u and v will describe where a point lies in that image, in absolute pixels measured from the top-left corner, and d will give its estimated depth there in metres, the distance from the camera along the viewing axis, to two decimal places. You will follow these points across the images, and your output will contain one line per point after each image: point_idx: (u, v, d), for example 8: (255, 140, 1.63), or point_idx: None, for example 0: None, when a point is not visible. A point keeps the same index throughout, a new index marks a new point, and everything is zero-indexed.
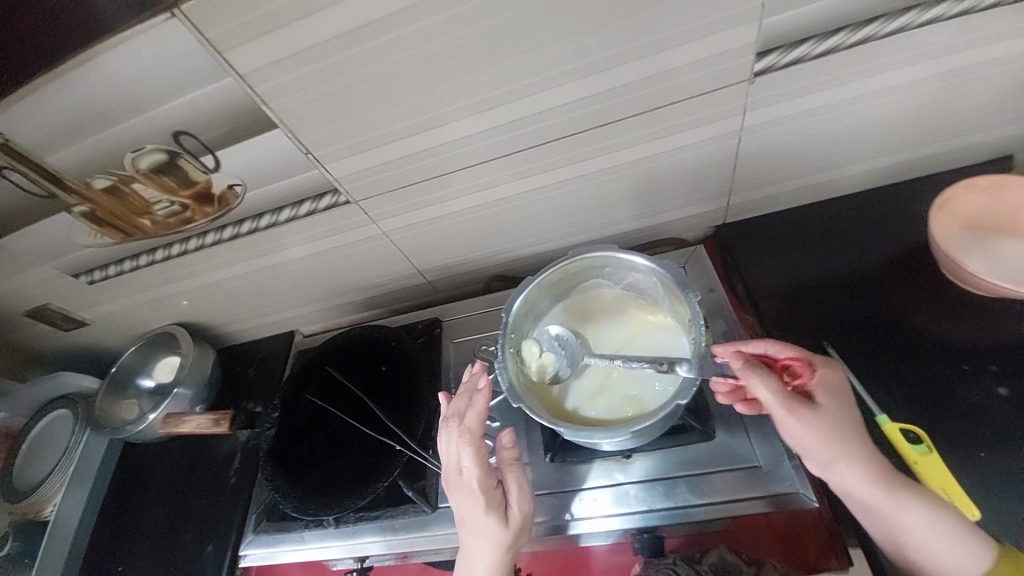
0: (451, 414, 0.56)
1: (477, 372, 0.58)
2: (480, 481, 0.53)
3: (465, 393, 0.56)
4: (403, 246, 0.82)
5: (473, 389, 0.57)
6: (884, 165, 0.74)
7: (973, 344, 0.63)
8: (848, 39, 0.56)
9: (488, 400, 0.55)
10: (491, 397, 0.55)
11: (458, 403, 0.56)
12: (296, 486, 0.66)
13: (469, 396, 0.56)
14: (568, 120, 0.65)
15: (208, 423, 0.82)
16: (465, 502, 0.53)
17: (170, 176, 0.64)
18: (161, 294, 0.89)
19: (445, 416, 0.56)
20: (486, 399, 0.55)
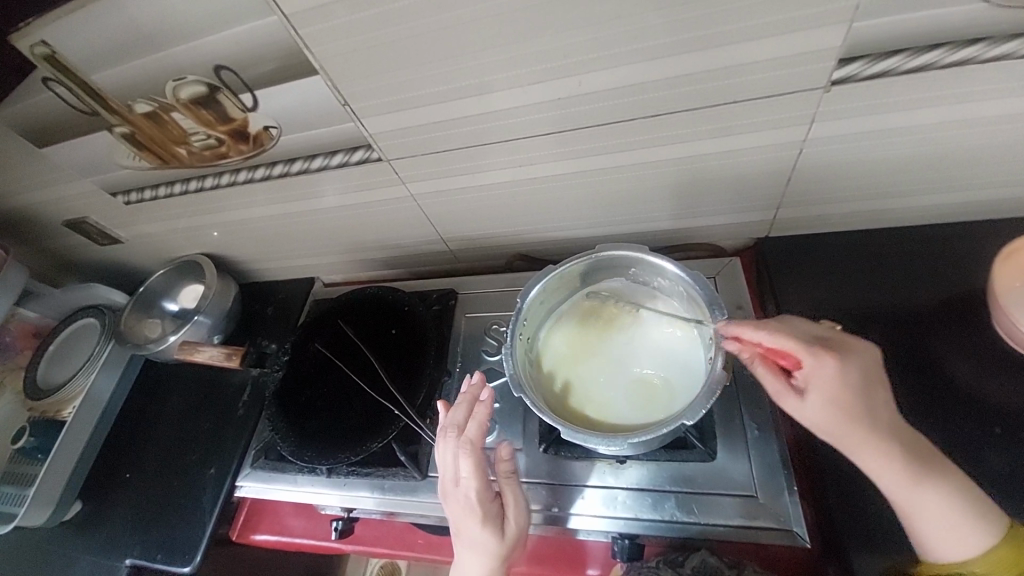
0: (450, 424, 0.56)
1: (478, 384, 0.58)
2: (477, 493, 0.53)
3: (465, 404, 0.56)
4: (430, 211, 0.81)
5: (474, 400, 0.57)
6: (955, 201, 0.68)
7: (1010, 409, 0.59)
8: (948, 56, 0.50)
9: (488, 412, 0.55)
10: (492, 408, 0.55)
11: (458, 412, 0.56)
12: (295, 432, 0.68)
13: (470, 406, 0.56)
14: (617, 106, 0.61)
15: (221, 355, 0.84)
16: (461, 513, 0.53)
17: (208, 110, 0.64)
18: (192, 223, 0.90)
19: (443, 425, 0.56)
20: (488, 411, 0.55)
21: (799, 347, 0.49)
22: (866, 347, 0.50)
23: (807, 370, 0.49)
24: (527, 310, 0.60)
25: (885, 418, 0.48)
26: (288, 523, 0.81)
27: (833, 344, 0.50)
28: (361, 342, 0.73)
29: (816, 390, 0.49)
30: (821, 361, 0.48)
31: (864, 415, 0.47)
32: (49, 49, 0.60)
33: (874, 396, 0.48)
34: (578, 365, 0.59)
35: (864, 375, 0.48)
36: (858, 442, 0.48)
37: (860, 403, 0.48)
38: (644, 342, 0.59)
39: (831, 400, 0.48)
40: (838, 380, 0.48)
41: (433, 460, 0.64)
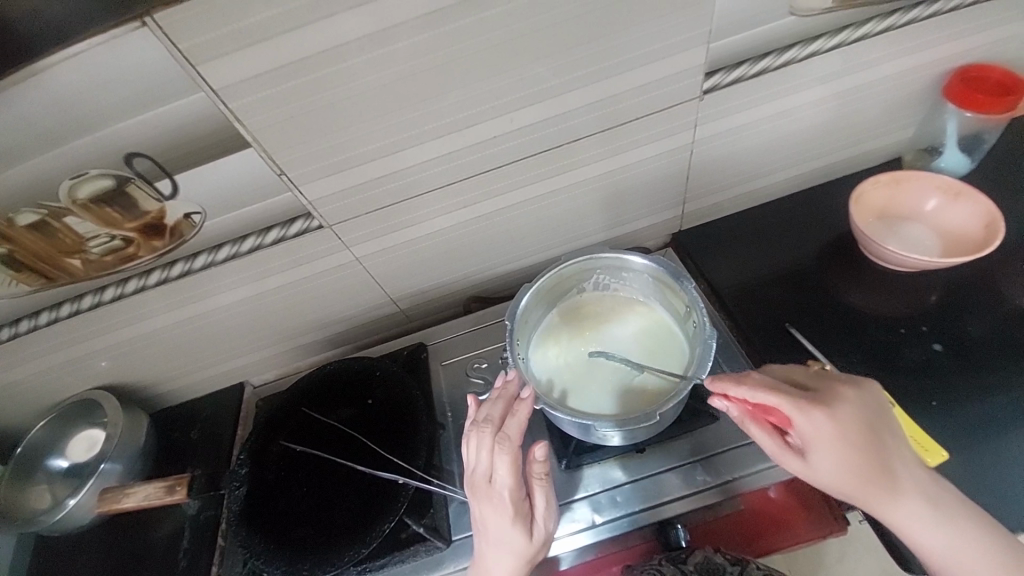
0: (485, 419, 0.53)
1: (514, 380, 0.55)
2: (511, 493, 0.51)
3: (503, 401, 0.54)
4: (377, 272, 0.79)
5: (512, 397, 0.54)
6: (805, 171, 0.86)
7: (900, 314, 0.74)
8: (775, 62, 0.67)
9: (529, 411, 0.53)
10: (533, 406, 0.53)
11: (496, 408, 0.54)
12: (280, 544, 0.58)
13: (509, 403, 0.54)
14: (542, 136, 0.69)
15: (159, 492, 0.71)
16: (491, 512, 0.52)
17: (114, 207, 0.57)
18: (83, 352, 0.76)
19: (476, 421, 0.54)
20: (529, 409, 0.53)
21: (792, 412, 0.52)
22: (852, 394, 0.54)
23: (803, 431, 0.52)
24: (517, 328, 0.60)
25: (885, 463, 0.52)
26: None
27: (824, 397, 0.53)
28: (337, 421, 0.66)
29: (817, 449, 0.52)
30: (818, 422, 0.51)
31: (866, 465, 0.52)
32: None
33: (867, 443, 0.52)
34: (574, 364, 0.61)
35: (853, 421, 0.52)
36: (867, 495, 0.52)
37: (859, 453, 0.52)
38: (627, 330, 0.63)
39: (834, 456, 0.51)
40: (829, 436, 0.51)
41: (454, 520, 0.59)
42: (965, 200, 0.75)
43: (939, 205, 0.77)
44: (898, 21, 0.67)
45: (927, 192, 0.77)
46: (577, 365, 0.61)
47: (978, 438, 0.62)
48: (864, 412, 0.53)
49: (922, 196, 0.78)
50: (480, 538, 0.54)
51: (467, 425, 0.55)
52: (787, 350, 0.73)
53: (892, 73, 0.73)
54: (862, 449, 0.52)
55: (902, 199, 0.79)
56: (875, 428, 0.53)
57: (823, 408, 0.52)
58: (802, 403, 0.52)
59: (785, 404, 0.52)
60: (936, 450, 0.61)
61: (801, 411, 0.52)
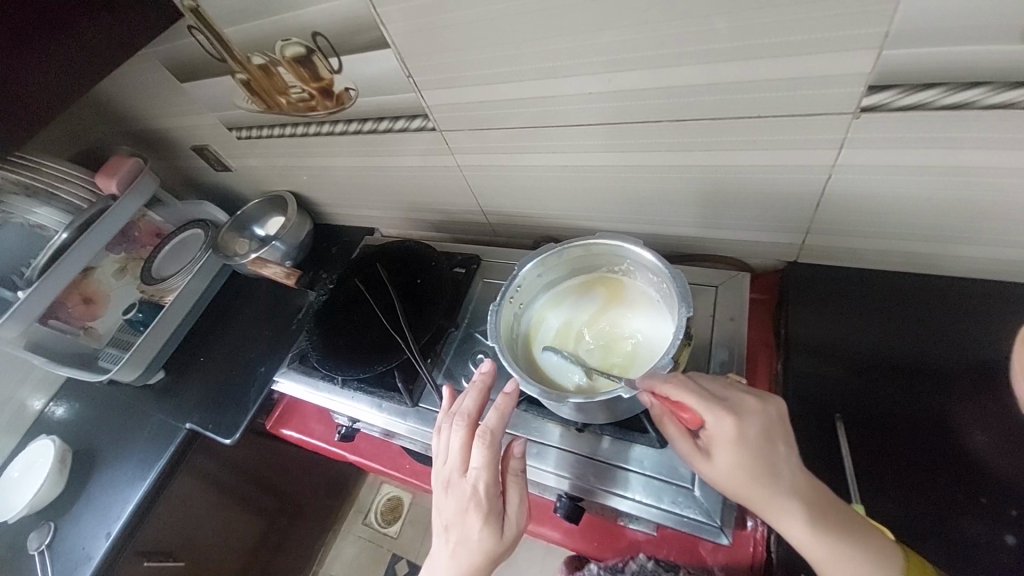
0: (460, 412, 0.58)
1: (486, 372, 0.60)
2: (484, 484, 0.54)
3: (476, 393, 0.59)
4: (473, 183, 0.89)
5: (485, 392, 0.59)
6: (1003, 257, 0.64)
7: (995, 479, 0.57)
8: (988, 97, 0.48)
9: (509, 403, 0.56)
10: (515, 400, 0.56)
11: (470, 401, 0.59)
12: (322, 347, 0.80)
13: (481, 396, 0.59)
14: (646, 107, 0.64)
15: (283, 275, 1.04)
16: (460, 505, 0.54)
17: (305, 68, 0.77)
18: (284, 164, 1.07)
19: (451, 414, 0.59)
20: (510, 402, 0.56)
21: (697, 404, 0.51)
22: (764, 405, 0.52)
23: (709, 429, 0.51)
24: (522, 278, 0.65)
25: (785, 476, 0.49)
26: (309, 425, 0.97)
27: (734, 402, 0.51)
28: (389, 284, 0.83)
29: (720, 448, 0.50)
30: (725, 421, 0.50)
31: (768, 477, 0.49)
32: (194, 3, 0.74)
33: (776, 459, 0.50)
34: (557, 335, 0.65)
35: (763, 426, 0.50)
36: (764, 503, 0.50)
37: (764, 468, 0.49)
38: (620, 325, 0.63)
39: (737, 462, 0.49)
40: (736, 439, 0.50)
41: (425, 394, 0.74)
42: None
43: None
44: None
45: None
46: (558, 337, 0.65)
47: None
48: (775, 424, 0.51)
49: None
50: (444, 542, 0.55)
51: (442, 417, 0.60)
52: (817, 432, 0.65)
53: None
54: (768, 459, 0.49)
55: None
56: (783, 442, 0.51)
57: (729, 408, 0.51)
58: (712, 403, 0.51)
59: (695, 401, 0.51)
60: None
61: (708, 406, 0.51)
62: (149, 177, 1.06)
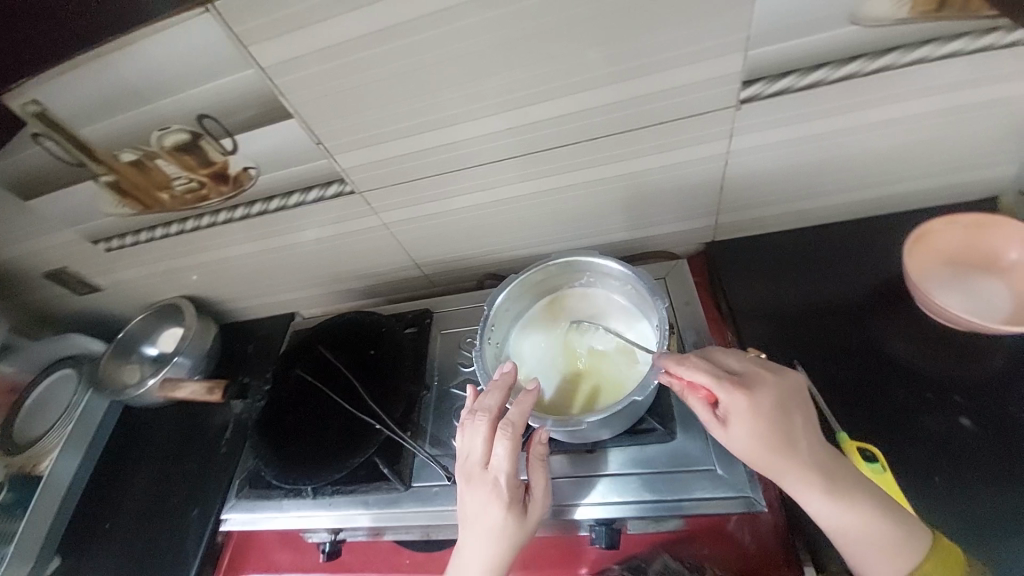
0: (482, 409, 0.56)
1: (508, 372, 0.58)
2: (508, 477, 0.54)
3: (498, 391, 0.57)
4: (403, 238, 0.86)
5: (507, 389, 0.57)
6: (867, 198, 0.78)
7: (932, 376, 0.67)
8: (833, 74, 0.60)
9: (532, 401, 0.56)
10: (536, 399, 0.56)
11: (493, 398, 0.57)
12: (278, 456, 0.69)
13: (504, 393, 0.57)
14: (563, 131, 0.67)
15: (203, 391, 0.86)
16: (483, 499, 0.54)
17: (191, 155, 0.70)
18: (172, 267, 0.94)
19: (473, 409, 0.57)
20: (532, 400, 0.56)
21: (712, 382, 0.53)
22: (777, 379, 0.55)
23: (724, 404, 0.54)
24: (494, 316, 0.64)
25: (801, 442, 0.52)
26: (272, 558, 0.81)
27: (749, 379, 0.54)
28: (340, 365, 0.75)
29: (734, 421, 0.53)
30: (737, 397, 0.52)
31: (783, 445, 0.52)
32: (39, 107, 0.64)
33: (789, 426, 0.52)
34: (544, 361, 0.64)
35: (774, 402, 0.53)
36: (783, 472, 0.52)
37: (776, 434, 0.52)
38: (601, 334, 0.64)
39: (750, 431, 0.52)
40: (748, 412, 0.52)
41: (416, 470, 0.66)
42: None
43: None
44: (998, 42, 0.57)
45: (1017, 243, 0.66)
46: (545, 362, 0.64)
47: (983, 534, 0.57)
48: (787, 397, 0.53)
49: (1006, 246, 0.67)
50: (466, 532, 0.55)
51: (464, 412, 0.58)
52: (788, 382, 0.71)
53: (1015, 95, 0.62)
54: (781, 429, 0.52)
55: (982, 245, 0.69)
56: (797, 411, 0.53)
57: (743, 384, 0.53)
58: (726, 379, 0.53)
59: (710, 377, 0.54)
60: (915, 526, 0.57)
61: (719, 383, 0.53)
62: (5, 324, 0.93)
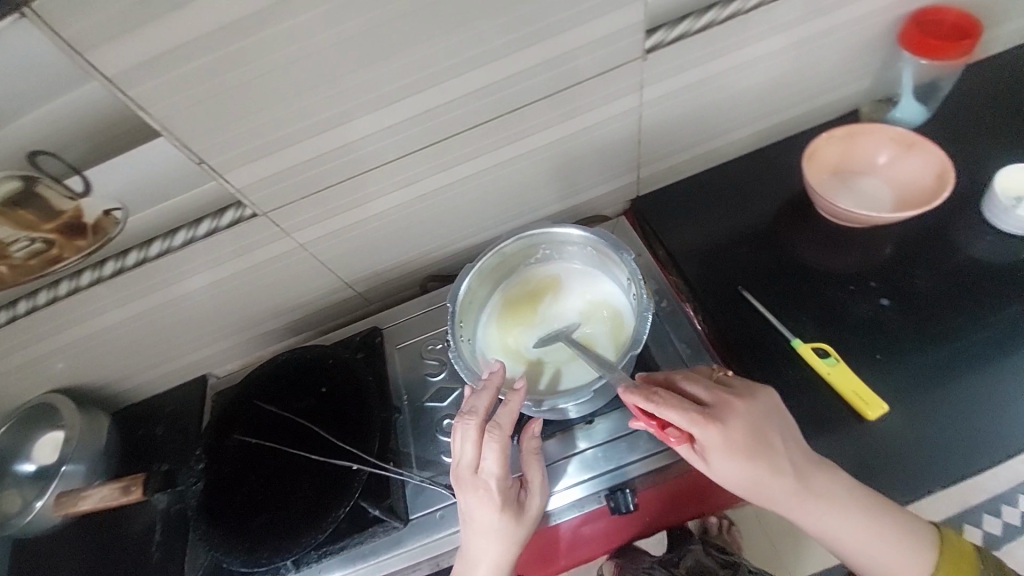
0: (470, 410, 0.51)
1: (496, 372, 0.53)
2: (500, 481, 0.50)
3: (486, 392, 0.51)
4: (326, 257, 0.76)
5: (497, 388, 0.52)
6: (760, 129, 0.85)
7: (850, 271, 0.76)
8: (720, 14, 0.65)
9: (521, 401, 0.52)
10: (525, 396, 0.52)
11: (481, 399, 0.51)
12: (239, 538, 0.58)
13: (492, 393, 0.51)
14: (482, 106, 0.63)
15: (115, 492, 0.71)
16: (475, 502, 0.51)
17: (26, 208, 0.55)
18: (27, 357, 0.74)
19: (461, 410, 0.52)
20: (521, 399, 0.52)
21: (687, 425, 0.52)
22: (747, 403, 0.55)
23: (699, 442, 0.53)
24: (460, 310, 0.60)
25: (780, 462, 0.54)
26: None
27: (718, 411, 0.54)
28: (291, 413, 0.65)
29: (713, 457, 0.53)
30: (714, 433, 0.52)
31: (762, 467, 0.54)
32: None
33: (763, 446, 0.54)
34: (525, 344, 0.61)
35: (746, 430, 0.53)
36: (769, 491, 0.55)
37: (754, 457, 0.53)
38: (576, 302, 0.62)
39: (730, 464, 0.53)
40: (725, 449, 0.52)
41: (411, 500, 0.59)
42: (917, 151, 0.74)
43: (891, 158, 0.77)
44: None
45: (881, 145, 0.77)
46: (526, 344, 0.61)
47: (923, 392, 0.66)
48: (756, 421, 0.54)
49: (877, 149, 0.77)
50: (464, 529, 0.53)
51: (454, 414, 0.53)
52: (743, 308, 0.75)
53: (855, 16, 0.71)
54: (757, 454, 0.53)
55: (856, 153, 0.78)
56: (772, 433, 0.55)
57: (716, 420, 0.52)
58: (698, 419, 0.52)
59: (683, 422, 0.52)
60: (876, 403, 0.65)
61: (694, 423, 0.52)
62: None
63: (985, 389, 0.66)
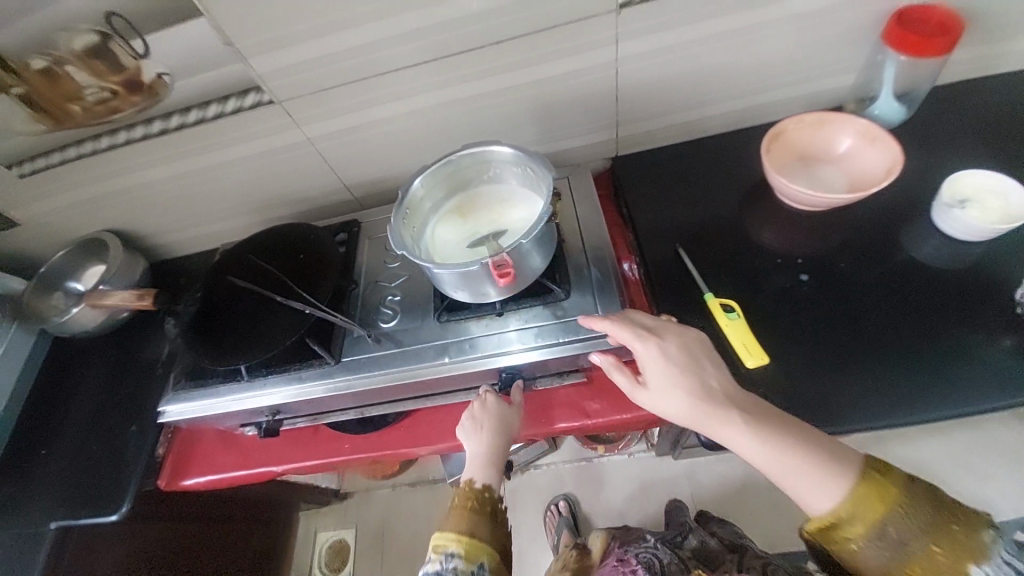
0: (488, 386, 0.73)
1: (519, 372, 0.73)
2: (490, 422, 0.69)
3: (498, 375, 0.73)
4: (328, 156, 0.89)
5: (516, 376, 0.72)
6: (740, 108, 0.90)
7: (785, 247, 0.80)
8: None
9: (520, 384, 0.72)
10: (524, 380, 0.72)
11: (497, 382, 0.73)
12: (210, 348, 0.73)
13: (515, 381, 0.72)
14: (467, 35, 0.73)
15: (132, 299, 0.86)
16: (472, 440, 0.69)
17: (101, 61, 0.71)
18: (88, 195, 0.93)
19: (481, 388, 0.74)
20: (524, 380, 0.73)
21: (630, 335, 0.60)
22: (684, 330, 0.62)
23: (641, 356, 0.60)
24: (409, 199, 0.71)
25: (715, 385, 0.57)
26: (215, 460, 0.85)
27: (658, 331, 0.61)
28: (270, 267, 0.80)
29: (651, 373, 0.59)
30: (651, 346, 0.59)
31: (697, 387, 0.57)
32: None
33: (699, 370, 0.58)
34: (457, 242, 0.71)
35: (683, 349, 0.60)
36: (713, 422, 0.56)
37: (688, 377, 0.58)
38: (508, 217, 0.72)
39: (666, 377, 0.58)
40: (660, 358, 0.59)
41: (345, 346, 0.74)
42: (878, 145, 0.78)
43: (853, 146, 0.80)
44: None
45: (846, 133, 0.80)
46: (458, 242, 0.71)
47: (834, 364, 0.69)
48: (693, 344, 0.60)
49: (841, 138, 0.81)
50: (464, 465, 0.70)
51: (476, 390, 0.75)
52: (675, 263, 0.82)
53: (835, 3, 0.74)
54: (694, 372, 0.58)
55: (821, 138, 0.82)
56: (707, 358, 0.60)
57: (654, 334, 0.60)
58: (638, 330, 0.60)
59: (624, 334, 0.61)
60: (761, 353, 0.70)
61: (637, 337, 0.60)
62: None
63: (904, 368, 0.67)
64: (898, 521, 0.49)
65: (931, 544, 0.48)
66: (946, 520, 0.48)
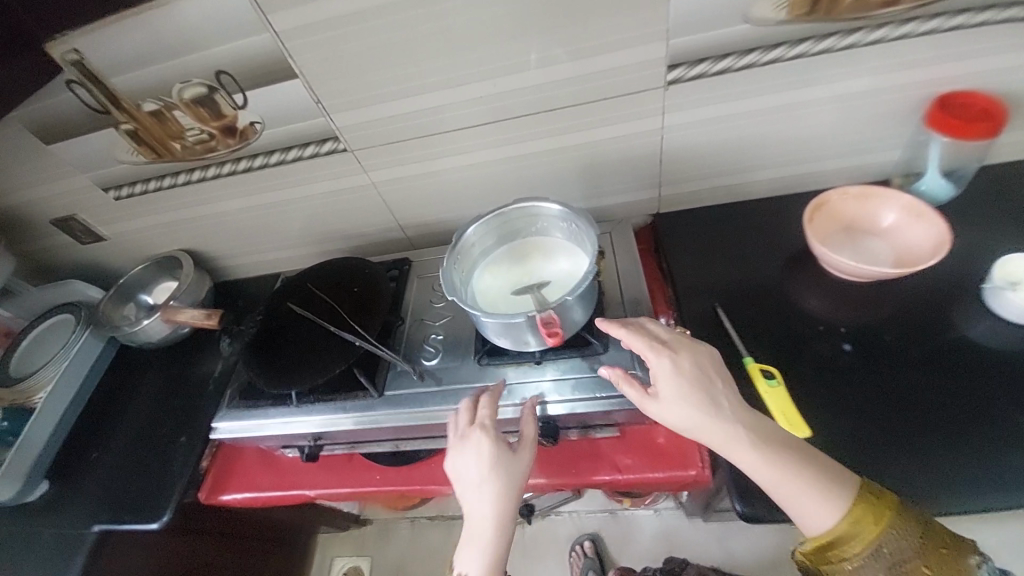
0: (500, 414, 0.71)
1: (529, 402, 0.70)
2: (489, 450, 0.65)
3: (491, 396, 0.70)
4: (388, 198, 0.97)
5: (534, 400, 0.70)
6: (782, 176, 0.93)
7: (826, 315, 0.81)
8: (735, 63, 0.75)
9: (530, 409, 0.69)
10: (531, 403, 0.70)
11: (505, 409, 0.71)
12: (265, 370, 0.79)
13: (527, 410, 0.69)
14: (526, 102, 0.80)
15: (201, 317, 0.95)
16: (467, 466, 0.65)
17: (205, 108, 0.81)
18: (171, 218, 1.03)
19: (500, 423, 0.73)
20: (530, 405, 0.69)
21: (646, 348, 0.63)
22: (699, 348, 0.64)
23: (654, 369, 0.63)
24: (462, 246, 0.76)
25: (726, 404, 0.60)
26: (251, 479, 0.89)
27: (673, 346, 0.64)
28: (326, 298, 0.86)
29: (663, 385, 0.62)
30: (664, 359, 0.62)
31: (704, 401, 0.60)
32: (77, 55, 0.74)
33: (710, 388, 0.61)
34: (501, 287, 0.76)
35: (698, 365, 0.62)
36: (723, 438, 0.59)
37: (699, 394, 0.60)
38: (550, 269, 0.75)
39: (674, 389, 0.61)
40: (675, 374, 0.61)
41: (388, 380, 0.78)
42: (925, 221, 0.78)
43: (898, 221, 0.81)
44: (863, 38, 0.72)
45: (891, 209, 0.81)
46: (502, 288, 0.76)
47: (875, 442, 0.68)
48: (708, 365, 0.62)
49: (885, 213, 0.82)
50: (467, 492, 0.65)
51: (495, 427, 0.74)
52: (713, 322, 0.83)
53: (881, 87, 0.78)
54: (702, 388, 0.61)
55: (866, 212, 0.83)
56: (718, 377, 0.62)
57: (669, 347, 0.63)
58: (652, 343, 0.63)
59: (637, 342, 0.64)
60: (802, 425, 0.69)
61: (649, 348, 0.63)
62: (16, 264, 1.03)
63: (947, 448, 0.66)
64: (892, 543, 0.53)
65: (923, 565, 0.52)
66: (935, 544, 0.52)
